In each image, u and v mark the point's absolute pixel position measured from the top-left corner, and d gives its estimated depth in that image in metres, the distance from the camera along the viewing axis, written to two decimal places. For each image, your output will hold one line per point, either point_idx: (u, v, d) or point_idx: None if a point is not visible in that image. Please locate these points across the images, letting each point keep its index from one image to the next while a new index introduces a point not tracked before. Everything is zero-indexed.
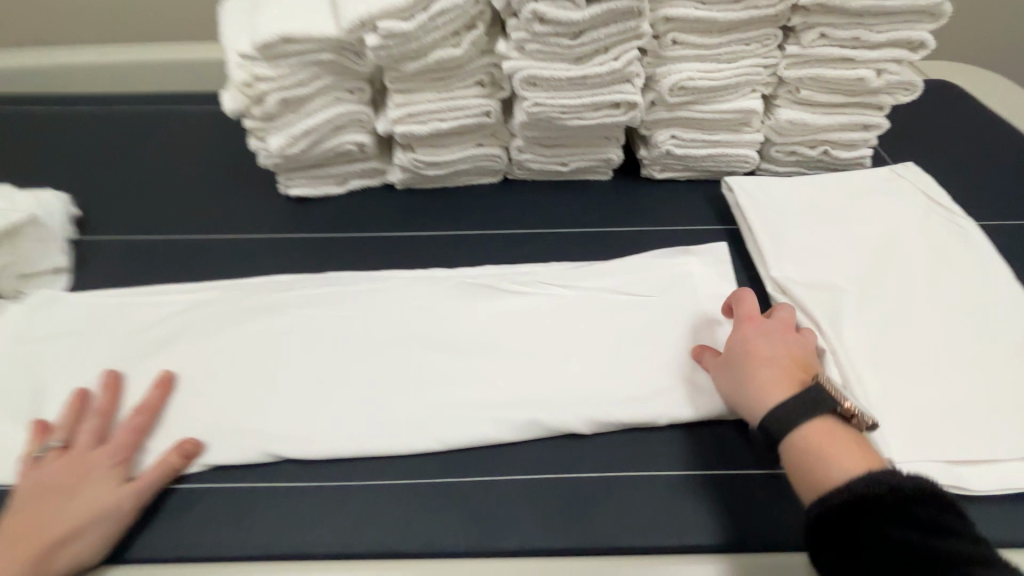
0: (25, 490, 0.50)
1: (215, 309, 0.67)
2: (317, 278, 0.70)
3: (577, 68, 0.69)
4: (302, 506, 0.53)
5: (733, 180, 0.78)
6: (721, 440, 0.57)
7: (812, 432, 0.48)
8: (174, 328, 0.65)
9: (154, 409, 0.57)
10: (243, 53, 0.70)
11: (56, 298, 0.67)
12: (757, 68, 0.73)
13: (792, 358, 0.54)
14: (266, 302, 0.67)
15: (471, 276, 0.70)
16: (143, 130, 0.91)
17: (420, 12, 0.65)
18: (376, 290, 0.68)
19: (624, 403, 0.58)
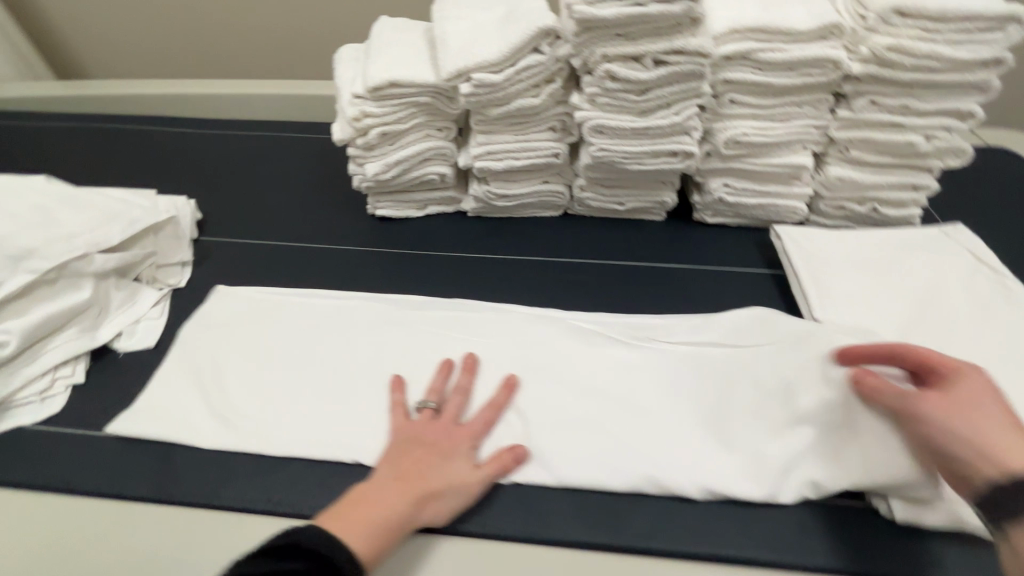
0: (408, 435, 0.58)
1: (327, 319, 0.75)
2: (443, 302, 0.77)
3: (641, 120, 0.77)
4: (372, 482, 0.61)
5: (781, 228, 0.84)
6: None
7: None
8: (295, 334, 0.73)
9: (500, 406, 0.63)
10: (356, 94, 0.82)
11: (222, 293, 0.79)
12: (808, 129, 0.79)
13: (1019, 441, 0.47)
14: (379, 320, 0.74)
15: (583, 321, 0.74)
16: (258, 152, 1.06)
17: (508, 67, 0.76)
18: (495, 321, 0.73)
19: (731, 472, 0.59)
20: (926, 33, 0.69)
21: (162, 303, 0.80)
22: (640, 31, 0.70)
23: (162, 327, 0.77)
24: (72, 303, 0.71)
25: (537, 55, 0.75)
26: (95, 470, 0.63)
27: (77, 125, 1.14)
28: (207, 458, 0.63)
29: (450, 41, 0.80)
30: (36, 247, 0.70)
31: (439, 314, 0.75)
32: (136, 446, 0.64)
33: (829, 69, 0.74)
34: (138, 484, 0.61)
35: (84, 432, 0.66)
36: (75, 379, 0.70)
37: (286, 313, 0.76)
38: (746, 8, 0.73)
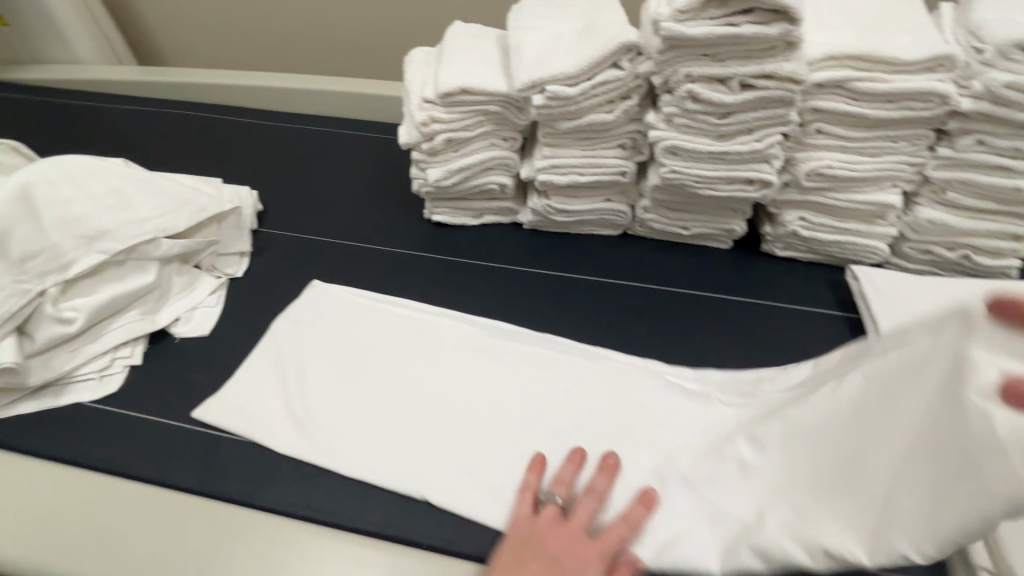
0: (530, 540, 0.53)
1: (403, 333, 0.75)
2: (532, 334, 0.76)
3: (719, 144, 0.74)
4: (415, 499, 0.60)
5: (859, 268, 0.79)
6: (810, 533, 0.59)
7: None
8: (370, 347, 0.74)
9: (636, 524, 0.57)
10: (426, 99, 0.81)
11: (320, 288, 0.80)
12: (901, 166, 0.74)
13: None
14: (459, 345, 0.74)
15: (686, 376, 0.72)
16: (321, 148, 1.07)
17: (585, 81, 0.73)
18: (590, 366, 0.72)
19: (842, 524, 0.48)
20: None
21: (219, 292, 0.81)
22: (729, 52, 0.67)
23: (217, 315, 0.78)
24: (137, 286, 0.72)
25: (617, 70, 0.72)
26: (147, 455, 0.64)
27: (154, 111, 1.18)
28: (256, 455, 0.64)
29: (526, 50, 0.78)
30: (109, 229, 0.72)
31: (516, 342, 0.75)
32: (187, 437, 0.65)
33: (934, 104, 0.68)
34: (187, 473, 0.62)
35: (138, 414, 0.67)
36: (132, 360, 0.71)
37: (360, 320, 0.77)
38: (845, 33, 0.69)
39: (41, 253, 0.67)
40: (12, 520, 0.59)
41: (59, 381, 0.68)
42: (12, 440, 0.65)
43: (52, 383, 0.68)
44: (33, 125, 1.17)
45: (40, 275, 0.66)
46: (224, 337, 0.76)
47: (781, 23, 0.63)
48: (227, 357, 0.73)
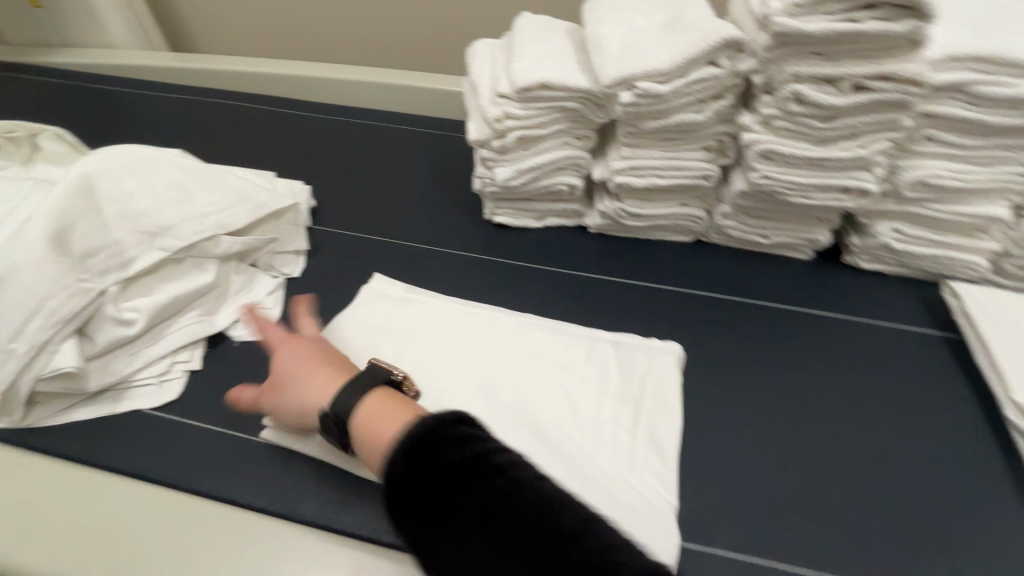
0: None
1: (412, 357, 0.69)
2: (585, 342, 0.72)
3: (819, 149, 0.69)
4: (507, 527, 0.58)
5: (958, 285, 0.73)
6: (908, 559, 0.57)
7: (367, 414, 0.52)
8: (427, 355, 0.70)
9: None
10: (499, 94, 0.77)
11: (382, 297, 0.76)
12: (1017, 177, 0.68)
13: (334, 367, 0.58)
14: (510, 361, 0.70)
15: (769, 401, 0.69)
16: (369, 143, 1.03)
17: (678, 78, 0.68)
18: (640, 373, 0.69)
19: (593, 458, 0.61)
20: None
21: (275, 292, 0.77)
22: (845, 51, 0.62)
23: (277, 317, 0.74)
24: (197, 286, 0.68)
25: (713, 68, 0.67)
26: (211, 469, 0.60)
27: (198, 99, 1.14)
28: (332, 474, 0.59)
29: (609, 44, 0.74)
30: (170, 226, 0.68)
31: (592, 354, 0.71)
32: (255, 453, 0.61)
33: None
34: (256, 491, 0.58)
35: (201, 423, 0.64)
36: (191, 364, 0.68)
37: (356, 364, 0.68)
38: (967, 34, 0.63)
39: (102, 250, 0.63)
40: (73, 536, 0.55)
41: (117, 385, 0.65)
42: (69, 448, 0.61)
43: (109, 388, 0.65)
44: (69, 111, 1.12)
45: (100, 274, 0.62)
46: None
47: (909, 20, 0.58)
48: None
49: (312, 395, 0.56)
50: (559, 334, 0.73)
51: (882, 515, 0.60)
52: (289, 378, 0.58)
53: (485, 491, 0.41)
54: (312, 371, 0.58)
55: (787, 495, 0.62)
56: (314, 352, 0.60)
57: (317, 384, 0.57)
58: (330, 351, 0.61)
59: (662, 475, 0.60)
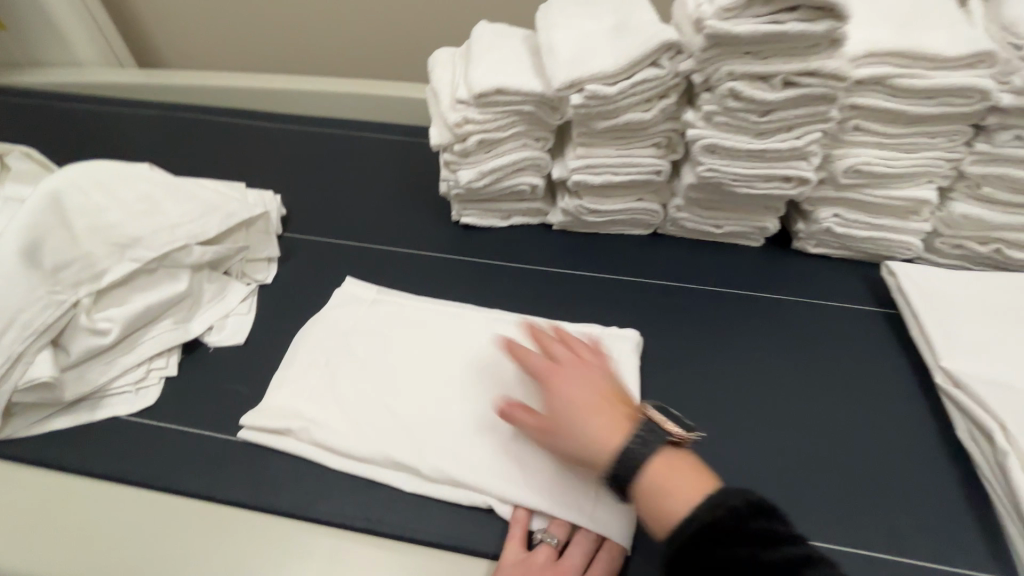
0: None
1: (373, 354, 0.71)
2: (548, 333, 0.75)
3: (758, 142, 0.73)
4: (474, 507, 0.60)
5: (895, 264, 0.78)
6: (851, 516, 0.61)
7: (656, 476, 0.51)
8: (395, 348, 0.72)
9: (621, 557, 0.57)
10: (458, 99, 0.80)
11: (349, 300, 0.78)
12: (939, 161, 0.74)
13: (608, 400, 0.57)
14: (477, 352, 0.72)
15: (724, 380, 0.73)
16: (339, 151, 1.05)
17: (623, 80, 0.73)
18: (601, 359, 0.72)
19: None
20: None
21: (247, 297, 0.79)
22: (773, 49, 0.67)
23: (250, 323, 0.77)
24: (170, 294, 0.70)
25: (655, 69, 0.72)
26: (191, 469, 0.63)
27: (168, 114, 1.15)
28: (307, 465, 0.63)
29: (560, 49, 0.78)
30: (141, 237, 0.70)
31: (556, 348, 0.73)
32: (233, 454, 0.64)
33: (975, 100, 0.68)
34: (236, 488, 0.61)
35: (179, 426, 0.66)
36: (167, 371, 0.70)
37: (317, 364, 0.70)
38: (885, 31, 0.69)
39: (74, 263, 0.65)
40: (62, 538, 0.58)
41: (94, 394, 0.67)
42: (50, 456, 0.63)
43: (87, 397, 0.67)
44: (38, 130, 1.13)
45: (73, 285, 0.64)
46: (259, 349, 0.74)
47: (826, 20, 0.63)
48: (264, 368, 0.72)
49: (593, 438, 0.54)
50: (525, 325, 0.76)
51: (826, 479, 0.63)
52: (559, 414, 0.57)
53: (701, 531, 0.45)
54: (598, 411, 0.56)
55: (738, 465, 0.65)
56: (597, 394, 0.57)
57: (589, 421, 0.55)
58: (614, 390, 0.59)
59: None
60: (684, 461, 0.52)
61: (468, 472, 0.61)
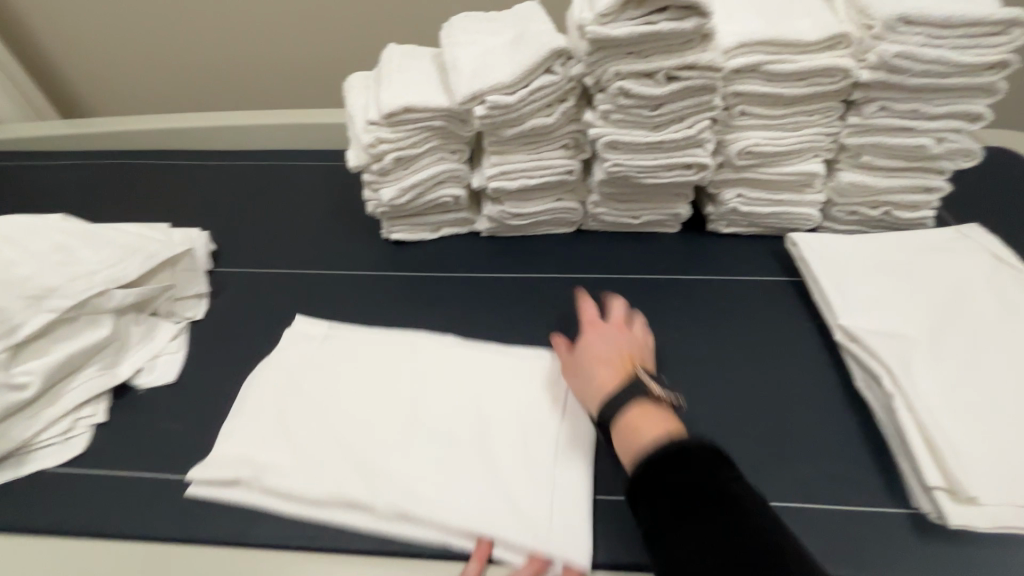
0: None
1: (320, 393, 0.71)
2: (485, 350, 0.76)
3: (655, 134, 0.78)
4: (430, 545, 0.60)
5: (797, 235, 0.84)
6: (774, 469, 0.63)
7: (635, 418, 0.57)
8: (334, 382, 0.72)
9: None
10: (370, 121, 0.83)
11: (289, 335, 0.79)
12: (820, 137, 0.80)
13: (627, 360, 0.64)
14: (415, 380, 0.72)
15: (652, 357, 0.76)
16: (268, 183, 1.07)
17: (521, 88, 0.76)
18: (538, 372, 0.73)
19: (499, 460, 0.64)
20: (935, 38, 0.70)
21: (177, 337, 0.79)
22: (652, 48, 0.72)
23: (182, 361, 0.77)
24: (93, 341, 0.70)
25: (550, 76, 0.76)
26: (127, 513, 0.63)
27: (88, 162, 1.14)
28: (261, 512, 0.63)
29: (462, 65, 0.81)
30: (55, 287, 0.69)
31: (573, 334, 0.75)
32: (169, 492, 0.64)
33: (839, 78, 0.74)
34: (172, 525, 0.62)
35: (113, 472, 0.66)
36: (97, 419, 0.70)
37: (261, 411, 0.69)
38: (752, 23, 0.75)
39: None
40: None
41: (21, 450, 0.66)
42: None
43: (13, 454, 0.66)
44: None
45: None
46: (194, 385, 0.74)
47: (693, 18, 0.68)
48: (199, 405, 0.72)
49: (594, 377, 0.63)
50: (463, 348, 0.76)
51: (750, 442, 0.65)
52: (579, 356, 0.67)
53: (675, 466, 0.49)
54: (612, 364, 0.64)
55: None
56: (622, 357, 0.65)
57: (597, 364, 0.64)
58: (633, 355, 0.65)
59: (563, 465, 0.64)
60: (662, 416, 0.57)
61: (424, 509, 0.60)
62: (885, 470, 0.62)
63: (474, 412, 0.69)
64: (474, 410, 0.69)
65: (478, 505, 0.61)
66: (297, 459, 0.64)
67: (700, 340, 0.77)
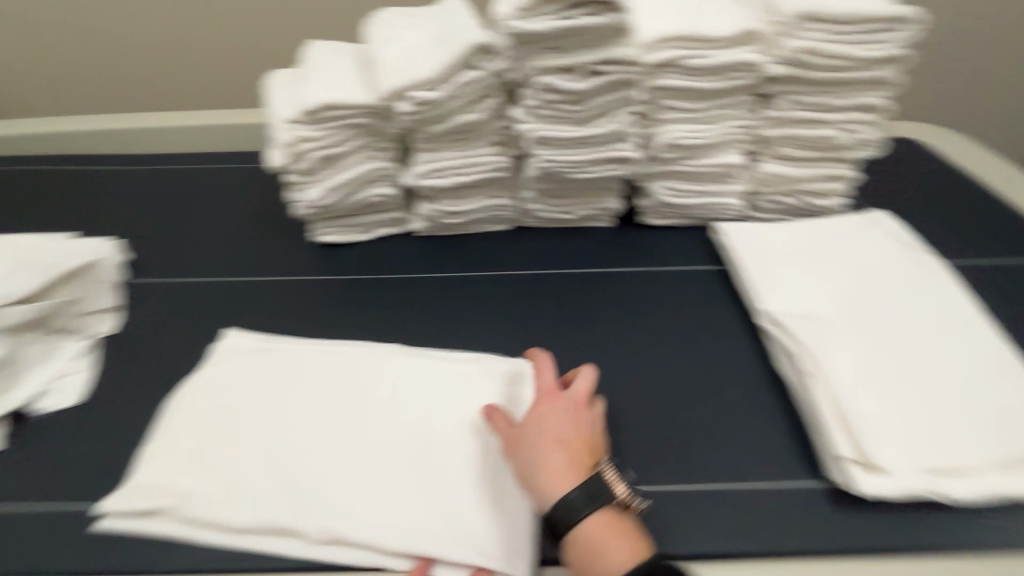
0: None
1: (246, 404, 0.65)
2: (429, 355, 0.71)
3: (582, 129, 0.79)
4: (359, 565, 0.55)
5: (722, 225, 0.87)
6: (706, 457, 0.64)
7: (593, 530, 0.52)
8: (259, 394, 0.66)
9: None
10: (291, 119, 0.80)
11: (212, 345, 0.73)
12: (739, 129, 0.83)
13: (580, 443, 0.57)
14: (351, 389, 0.66)
15: (588, 350, 0.76)
16: (190, 189, 1.01)
17: (445, 84, 0.75)
18: (485, 375, 0.68)
19: (439, 472, 0.59)
20: (834, 35, 0.75)
21: (88, 354, 0.74)
22: (573, 43, 0.72)
23: (89, 380, 0.71)
24: None
25: (474, 71, 0.75)
26: (22, 550, 0.57)
27: None
28: (178, 544, 0.57)
29: (386, 60, 0.79)
30: None
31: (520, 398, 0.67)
32: (70, 522, 0.59)
33: (752, 72, 0.77)
34: (74, 558, 0.56)
35: (13, 505, 0.60)
36: None
37: (175, 430, 0.63)
38: (669, 18, 0.77)
39: None
40: None
41: None
42: None
43: None
44: None
45: None
46: (103, 406, 0.69)
47: (609, 13, 0.70)
48: (108, 426, 0.67)
49: (542, 462, 0.55)
50: (407, 353, 0.71)
51: (682, 427, 0.67)
52: (526, 436, 0.58)
53: None
54: (562, 449, 0.56)
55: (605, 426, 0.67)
56: (574, 440, 0.57)
57: (549, 449, 0.56)
58: (591, 440, 0.58)
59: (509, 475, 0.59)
60: (626, 528, 0.52)
61: (356, 530, 0.55)
62: (807, 447, 0.64)
63: (414, 420, 0.63)
64: (415, 417, 0.63)
65: (415, 519, 0.56)
66: (216, 479, 0.58)
67: (634, 330, 0.78)
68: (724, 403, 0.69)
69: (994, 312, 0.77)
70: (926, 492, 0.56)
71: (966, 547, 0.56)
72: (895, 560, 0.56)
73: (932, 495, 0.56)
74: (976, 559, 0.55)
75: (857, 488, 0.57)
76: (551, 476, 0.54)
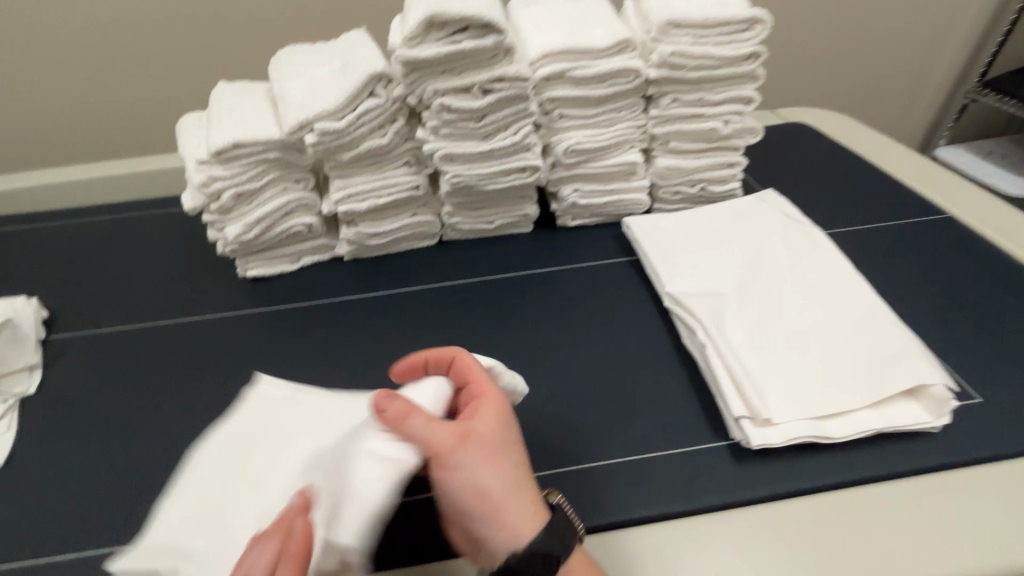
0: None
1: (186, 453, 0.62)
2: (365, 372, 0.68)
3: (484, 143, 0.84)
4: None
5: (630, 219, 0.93)
6: (626, 433, 0.68)
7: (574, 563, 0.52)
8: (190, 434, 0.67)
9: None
10: (200, 160, 0.81)
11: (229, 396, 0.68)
12: (632, 129, 0.90)
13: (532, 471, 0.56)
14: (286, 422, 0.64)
15: (514, 350, 0.79)
16: (110, 239, 1.01)
17: (348, 113, 0.79)
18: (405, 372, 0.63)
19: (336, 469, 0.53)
20: (698, 38, 0.83)
21: (8, 415, 0.73)
22: (463, 65, 0.78)
23: (9, 442, 0.70)
24: None
25: (374, 98, 0.79)
26: None
27: None
28: None
29: (291, 96, 0.83)
30: None
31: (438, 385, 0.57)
32: None
33: (633, 77, 0.84)
34: None
35: None
36: None
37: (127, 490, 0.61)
38: (552, 35, 0.83)
39: None
40: None
41: None
42: None
43: None
44: None
45: None
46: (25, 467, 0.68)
47: (491, 36, 0.75)
48: (31, 486, 0.66)
49: (518, 491, 0.51)
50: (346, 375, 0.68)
51: (601, 408, 0.71)
52: (501, 449, 0.52)
53: None
54: (530, 478, 0.53)
55: (531, 418, 0.70)
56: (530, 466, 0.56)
57: (523, 477, 0.53)
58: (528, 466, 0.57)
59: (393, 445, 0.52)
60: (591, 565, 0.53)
61: None
62: (715, 412, 0.70)
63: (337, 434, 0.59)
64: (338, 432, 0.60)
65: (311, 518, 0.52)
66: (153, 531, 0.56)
67: (555, 325, 0.83)
68: (639, 381, 0.74)
69: (871, 271, 0.86)
70: (810, 436, 0.63)
71: (852, 479, 0.62)
72: (792, 501, 0.61)
73: (816, 438, 0.63)
74: (861, 489, 0.62)
75: (751, 441, 0.62)
76: (524, 503, 0.51)
